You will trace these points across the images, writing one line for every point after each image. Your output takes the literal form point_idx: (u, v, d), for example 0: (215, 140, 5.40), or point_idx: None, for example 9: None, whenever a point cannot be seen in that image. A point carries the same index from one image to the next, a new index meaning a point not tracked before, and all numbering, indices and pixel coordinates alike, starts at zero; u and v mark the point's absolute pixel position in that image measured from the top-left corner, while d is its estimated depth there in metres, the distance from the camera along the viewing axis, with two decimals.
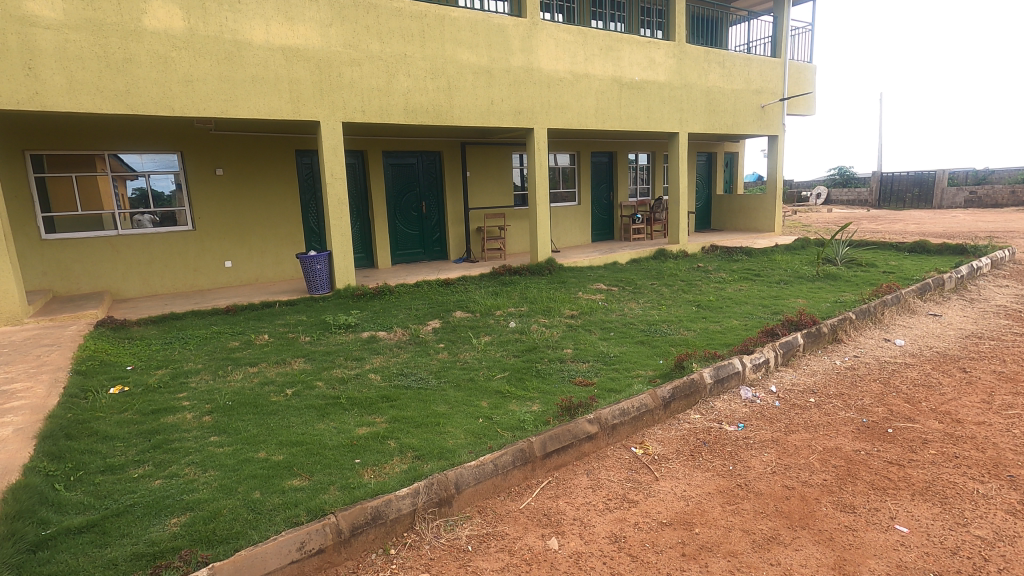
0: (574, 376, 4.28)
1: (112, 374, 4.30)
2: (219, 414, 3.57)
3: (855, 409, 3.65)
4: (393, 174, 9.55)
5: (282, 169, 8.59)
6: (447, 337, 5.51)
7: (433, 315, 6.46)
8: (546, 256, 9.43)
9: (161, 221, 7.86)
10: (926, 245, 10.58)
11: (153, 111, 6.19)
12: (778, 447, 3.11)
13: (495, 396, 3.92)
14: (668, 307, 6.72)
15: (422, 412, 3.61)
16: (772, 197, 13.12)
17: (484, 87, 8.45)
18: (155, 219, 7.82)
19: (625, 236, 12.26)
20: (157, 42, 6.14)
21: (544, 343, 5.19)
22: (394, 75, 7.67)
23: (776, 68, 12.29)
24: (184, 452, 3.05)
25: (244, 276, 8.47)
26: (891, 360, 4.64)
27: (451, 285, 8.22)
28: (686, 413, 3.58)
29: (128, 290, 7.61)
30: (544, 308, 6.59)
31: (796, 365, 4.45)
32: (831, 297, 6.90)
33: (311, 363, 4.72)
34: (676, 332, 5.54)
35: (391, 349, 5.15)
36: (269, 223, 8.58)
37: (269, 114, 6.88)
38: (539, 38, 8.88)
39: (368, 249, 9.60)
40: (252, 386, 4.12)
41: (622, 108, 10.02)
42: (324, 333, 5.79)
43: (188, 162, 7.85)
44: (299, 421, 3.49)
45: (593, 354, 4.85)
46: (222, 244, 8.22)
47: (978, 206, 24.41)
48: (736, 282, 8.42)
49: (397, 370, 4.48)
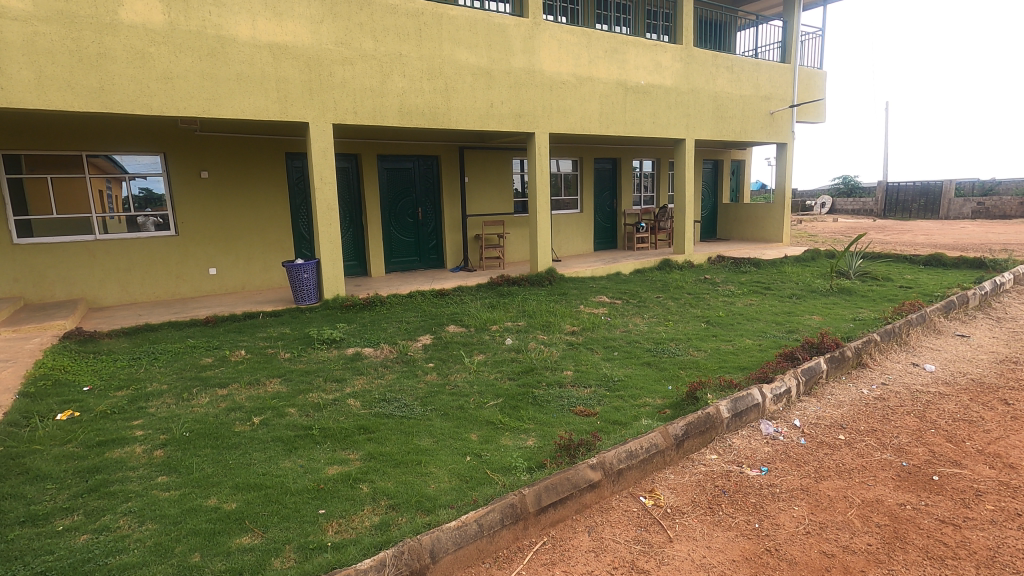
0: (575, 405, 3.89)
1: (64, 397, 3.89)
2: (173, 447, 3.16)
3: (891, 449, 3.24)
4: (388, 178, 9.17)
5: (271, 172, 8.22)
6: (438, 355, 5.11)
7: (424, 330, 6.07)
8: (547, 266, 9.04)
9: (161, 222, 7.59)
10: (941, 257, 10.20)
11: (129, 109, 5.81)
12: (809, 498, 2.69)
13: (486, 428, 3.53)
14: (675, 323, 6.34)
15: (401, 447, 3.21)
16: (780, 206, 12.74)
17: (483, 89, 8.08)
18: (155, 222, 7.55)
19: (628, 245, 11.91)
20: (134, 37, 5.77)
21: (542, 364, 4.80)
22: (389, 75, 7.30)
23: (785, 75, 11.94)
24: (123, 497, 2.64)
25: (229, 284, 8.07)
26: (924, 389, 4.22)
27: (446, 296, 7.83)
28: (701, 452, 3.16)
29: (104, 298, 7.21)
30: (543, 324, 6.20)
31: (820, 395, 4.02)
32: (848, 314, 6.52)
33: (287, 384, 4.33)
34: (685, 352, 5.15)
35: (376, 368, 4.75)
36: (256, 229, 8.20)
37: (255, 114, 6.50)
38: (540, 39, 8.52)
39: (361, 256, 9.22)
40: (217, 412, 3.72)
41: (627, 113, 9.65)
42: (306, 349, 5.41)
43: (173, 164, 7.49)
44: (261, 457, 3.08)
45: (595, 377, 4.46)
46: (206, 250, 7.84)
47: (985, 217, 24.06)
48: (745, 295, 8.02)
49: (379, 395, 4.07)
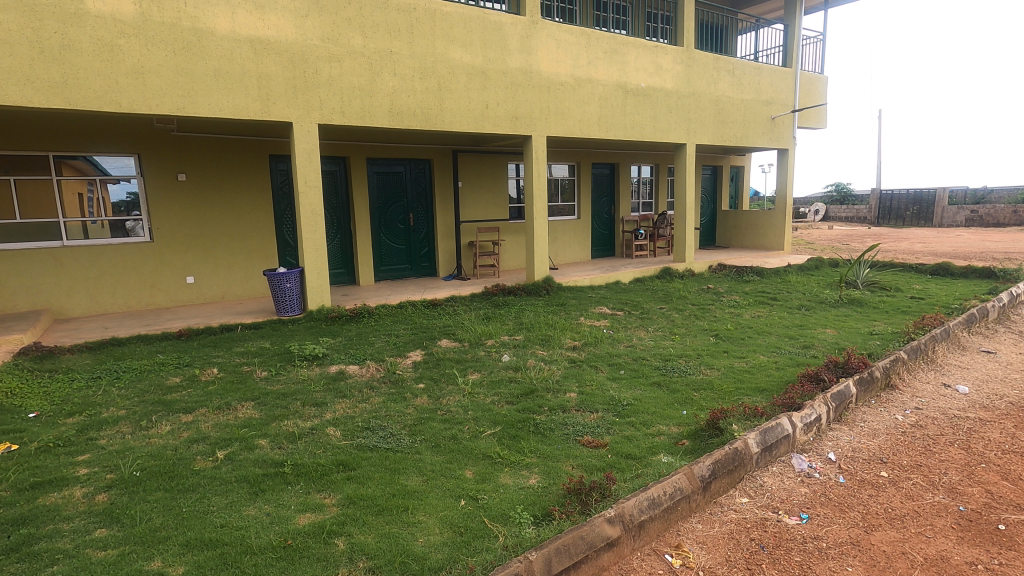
0: (582, 435, 3.49)
1: (3, 428, 3.44)
2: (119, 491, 2.72)
3: (942, 489, 2.86)
4: (378, 182, 8.76)
5: (253, 175, 7.79)
6: (429, 374, 4.70)
7: (414, 345, 5.65)
8: (544, 275, 8.65)
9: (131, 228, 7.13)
10: (949, 267, 9.91)
11: (95, 106, 5.37)
12: (861, 556, 2.31)
13: (483, 464, 3.12)
14: (682, 337, 5.96)
15: (385, 490, 2.79)
16: (781, 213, 12.44)
17: (478, 90, 7.70)
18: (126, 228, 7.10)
19: (627, 253, 11.55)
20: (102, 27, 5.34)
21: (543, 384, 4.40)
22: (379, 73, 6.91)
23: (787, 79, 11.67)
24: (49, 560, 2.20)
25: (207, 294, 7.61)
26: (962, 415, 3.85)
27: (437, 306, 7.43)
28: (730, 494, 2.76)
29: (72, 309, 6.73)
30: (542, 338, 5.81)
31: (852, 422, 3.64)
32: (864, 328, 6.18)
33: (261, 409, 3.89)
34: (696, 371, 4.77)
35: (360, 390, 4.32)
36: (237, 235, 7.75)
37: (234, 113, 6.07)
38: (538, 38, 8.18)
39: (349, 264, 8.79)
40: (177, 444, 3.28)
41: (627, 116, 9.30)
42: (285, 366, 4.98)
43: (148, 166, 7.04)
44: (222, 503, 2.65)
45: (601, 401, 4.07)
46: (184, 257, 7.38)
47: (979, 225, 23.95)
48: (751, 306, 7.66)
49: (363, 422, 3.65)
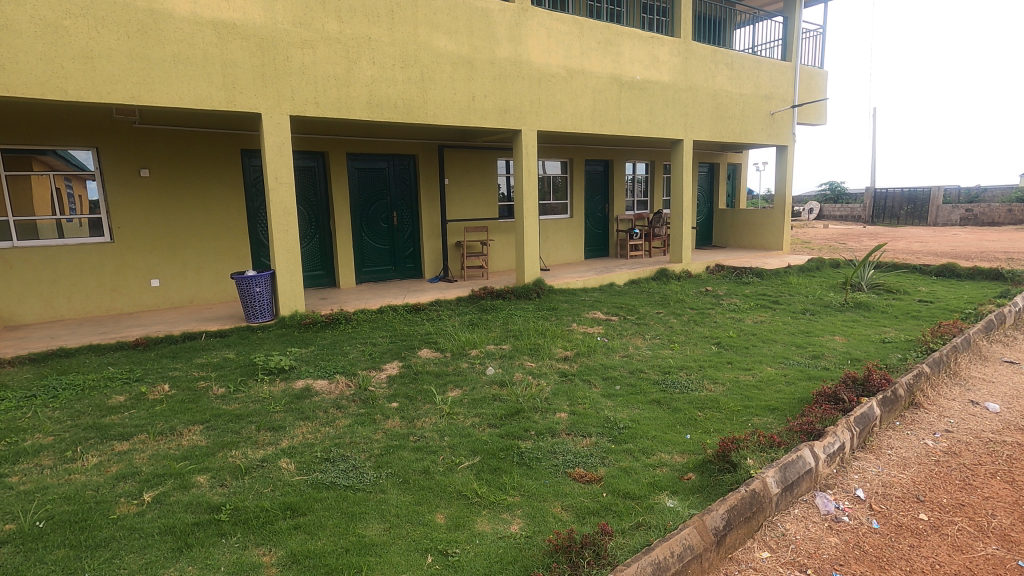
0: (574, 467, 3.06)
1: None
2: (13, 549, 2.26)
3: (994, 537, 2.44)
4: (359, 179, 8.29)
5: (223, 172, 7.31)
6: (405, 390, 4.24)
7: (392, 356, 5.19)
8: (534, 277, 8.21)
9: (87, 228, 6.60)
10: (955, 268, 9.56)
11: (37, 93, 4.86)
12: None
13: (458, 506, 2.67)
14: (682, 346, 5.54)
15: (337, 543, 2.34)
16: (780, 212, 12.06)
17: (464, 80, 7.23)
18: (82, 227, 6.57)
19: (621, 253, 11.14)
20: (44, 6, 4.84)
21: (531, 402, 3.96)
22: (356, 61, 6.43)
23: (786, 74, 11.29)
24: None
25: (174, 298, 7.11)
26: (998, 438, 3.43)
27: (420, 311, 6.97)
28: (748, 548, 2.33)
29: (23, 315, 6.21)
30: (531, 347, 5.37)
31: (878, 449, 3.22)
32: (875, 336, 5.78)
33: (209, 435, 3.43)
34: (698, 386, 4.34)
35: (326, 411, 3.85)
36: (206, 235, 7.27)
37: (196, 102, 5.58)
38: (528, 27, 7.72)
39: (328, 265, 8.31)
40: (100, 483, 2.81)
41: (622, 110, 8.87)
42: (246, 381, 4.51)
43: (107, 161, 6.52)
44: (137, 565, 2.19)
45: (595, 423, 3.63)
46: (147, 259, 6.88)
47: (974, 224, 23.73)
48: (753, 311, 7.26)
49: (324, 450, 3.20)
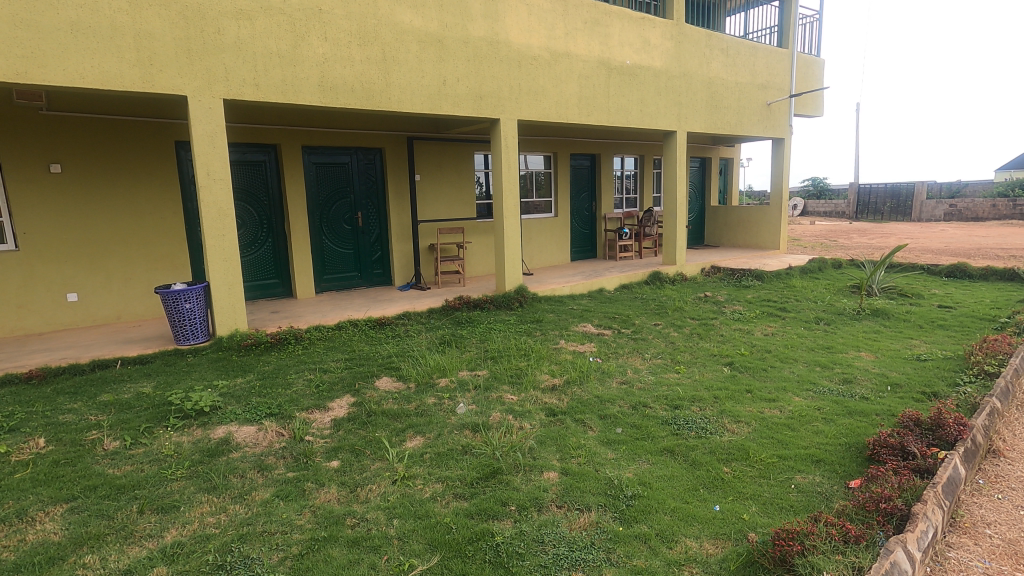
0: (568, 570, 2.20)
1: None
2: None
3: None
4: (317, 175, 7.34)
5: (154, 167, 6.31)
6: (351, 440, 3.33)
7: (343, 387, 4.27)
8: (516, 284, 7.33)
9: None
10: (967, 268, 8.92)
11: None
12: None
13: None
14: (689, 369, 4.70)
15: None
16: (776, 209, 11.34)
17: (433, 61, 6.32)
18: None
19: (610, 254, 10.33)
20: None
21: (511, 456, 3.09)
22: (305, 37, 5.50)
23: (783, 61, 10.57)
24: None
25: (96, 314, 6.10)
26: None
27: (384, 327, 6.05)
28: None
29: None
30: (511, 373, 4.50)
31: (974, 529, 2.41)
32: (906, 351, 5.02)
33: (70, 522, 2.50)
34: (718, 427, 3.51)
35: (244, 476, 2.94)
36: (134, 241, 6.26)
37: (103, 82, 4.58)
38: (506, 2, 6.84)
39: (283, 273, 7.35)
40: None
41: (611, 98, 8.03)
42: (151, 429, 3.56)
43: (10, 154, 5.50)
44: None
45: (595, 488, 2.78)
46: (63, 270, 5.87)
47: (958, 220, 23.35)
48: (759, 320, 6.50)
49: (220, 551, 2.28)
